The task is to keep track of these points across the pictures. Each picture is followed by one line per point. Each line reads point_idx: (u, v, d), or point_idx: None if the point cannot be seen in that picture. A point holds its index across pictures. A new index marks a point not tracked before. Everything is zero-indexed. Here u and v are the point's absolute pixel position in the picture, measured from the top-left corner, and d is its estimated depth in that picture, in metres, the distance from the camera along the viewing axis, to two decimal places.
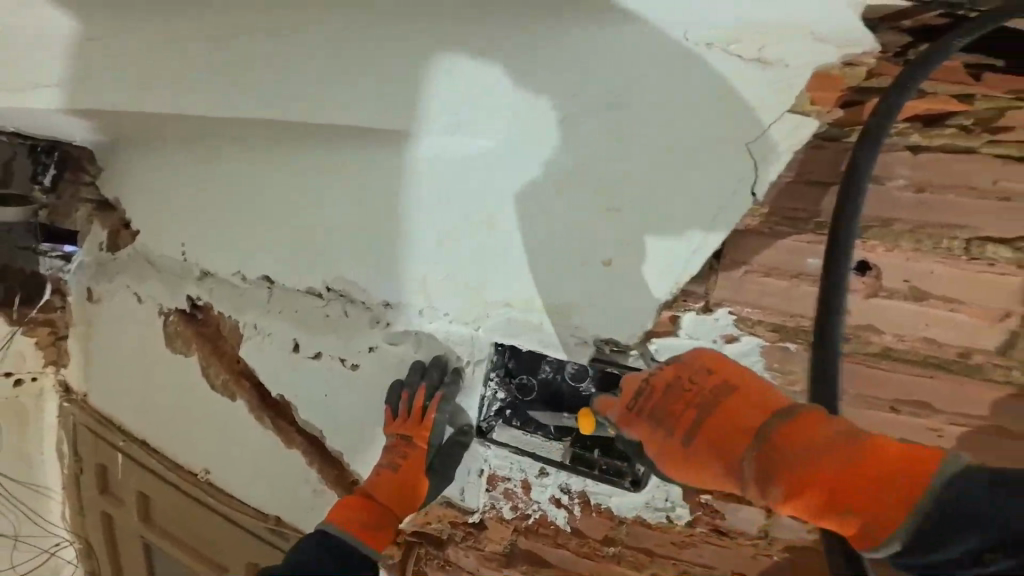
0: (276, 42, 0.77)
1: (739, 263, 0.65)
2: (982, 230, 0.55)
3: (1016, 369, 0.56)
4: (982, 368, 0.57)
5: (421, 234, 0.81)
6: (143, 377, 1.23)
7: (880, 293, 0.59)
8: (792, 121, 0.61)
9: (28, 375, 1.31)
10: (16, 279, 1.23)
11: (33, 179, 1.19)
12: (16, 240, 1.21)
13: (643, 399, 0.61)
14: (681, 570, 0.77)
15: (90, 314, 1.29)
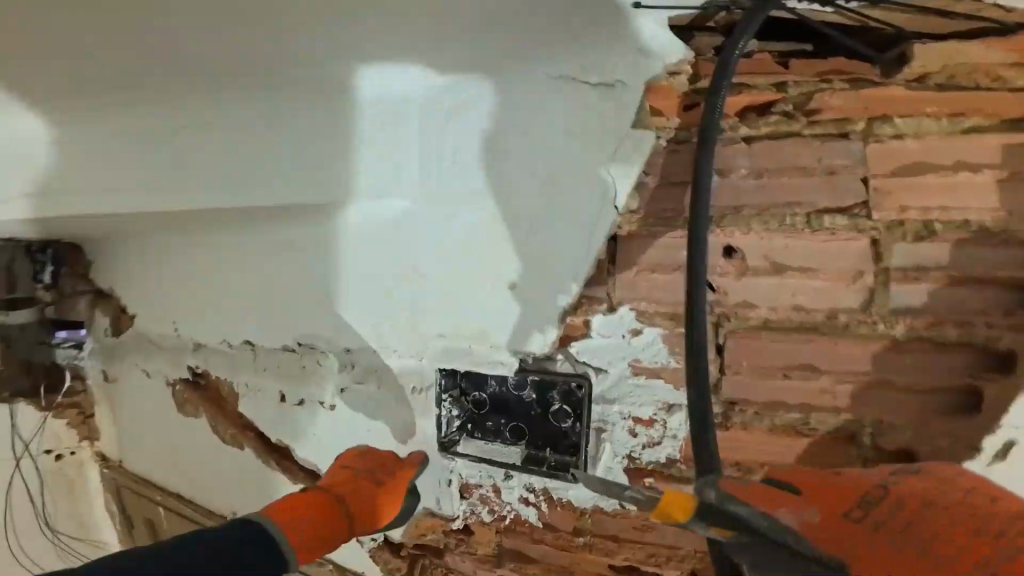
0: None
1: (631, 264, 0.75)
2: (818, 204, 0.65)
3: (880, 323, 0.64)
4: (848, 327, 0.66)
5: (359, 282, 0.90)
6: (164, 440, 1.36)
7: (747, 272, 0.68)
8: (639, 133, 0.70)
9: (66, 449, 1.47)
10: (41, 371, 1.41)
11: (35, 278, 1.35)
12: (33, 336, 1.39)
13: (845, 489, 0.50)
14: (646, 550, 0.85)
15: (109, 392, 1.43)
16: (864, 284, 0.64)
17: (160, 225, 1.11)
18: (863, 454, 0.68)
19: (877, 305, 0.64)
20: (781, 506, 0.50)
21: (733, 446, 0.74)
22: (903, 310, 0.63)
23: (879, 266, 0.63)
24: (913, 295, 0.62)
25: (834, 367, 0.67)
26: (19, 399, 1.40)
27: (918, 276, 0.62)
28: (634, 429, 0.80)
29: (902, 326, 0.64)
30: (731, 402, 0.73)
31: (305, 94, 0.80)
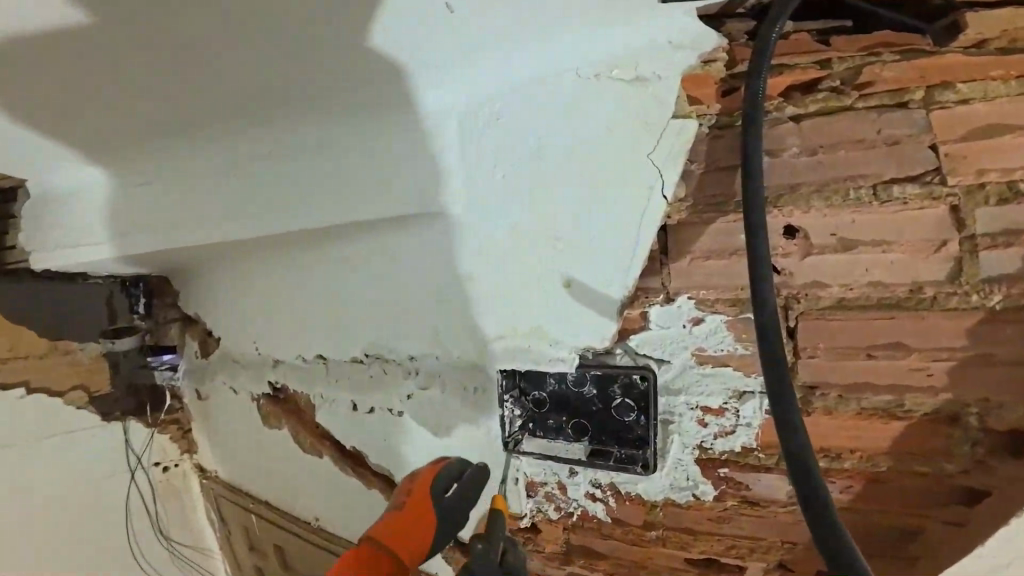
0: (271, 170, 0.95)
1: (684, 253, 0.74)
2: (884, 176, 0.62)
3: (975, 294, 0.61)
4: (936, 300, 0.62)
5: (418, 294, 0.94)
6: (255, 449, 1.51)
7: (813, 251, 0.66)
8: (682, 123, 0.70)
9: (172, 462, 1.65)
10: (146, 393, 1.59)
11: (132, 309, 1.57)
12: (137, 361, 1.58)
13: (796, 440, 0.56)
14: (724, 543, 0.82)
15: (204, 409, 1.60)
16: (947, 253, 0.61)
17: (236, 253, 1.23)
18: (969, 435, 0.64)
19: (966, 275, 0.61)
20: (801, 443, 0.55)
21: (813, 432, 0.71)
22: (995, 278, 0.59)
23: (964, 234, 0.60)
24: (1006, 261, 0.59)
25: (923, 344, 0.64)
26: (130, 417, 1.57)
27: (1007, 241, 0.58)
28: (702, 419, 0.79)
29: (998, 296, 0.60)
30: (810, 386, 0.71)
31: (359, 118, 0.86)
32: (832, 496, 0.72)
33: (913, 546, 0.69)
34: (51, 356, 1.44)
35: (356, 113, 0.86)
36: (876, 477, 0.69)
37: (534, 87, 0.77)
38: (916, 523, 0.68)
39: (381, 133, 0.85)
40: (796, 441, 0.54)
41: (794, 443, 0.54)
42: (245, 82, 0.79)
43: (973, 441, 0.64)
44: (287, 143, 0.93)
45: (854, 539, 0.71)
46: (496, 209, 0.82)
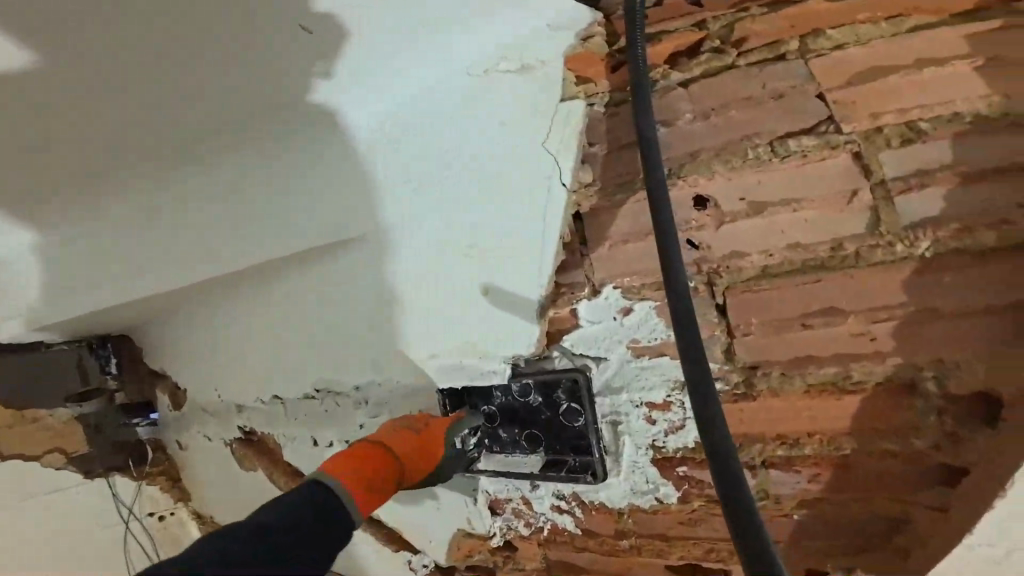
0: (176, 211, 0.88)
1: (604, 241, 0.73)
2: (780, 131, 0.64)
3: (897, 243, 0.59)
4: (858, 256, 0.60)
5: (349, 321, 0.91)
6: (237, 495, 1.46)
7: (726, 219, 0.66)
8: (568, 106, 0.73)
9: (166, 510, 1.57)
10: (130, 448, 1.52)
11: (104, 370, 1.46)
12: (116, 420, 1.48)
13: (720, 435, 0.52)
14: (703, 547, 0.75)
15: (183, 459, 1.55)
16: (862, 203, 0.60)
17: (169, 308, 1.15)
18: (932, 404, 0.59)
19: (885, 225, 0.59)
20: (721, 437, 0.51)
21: (765, 417, 0.66)
22: (916, 224, 0.58)
23: (874, 179, 0.60)
24: (920, 206, 0.58)
25: (858, 306, 0.61)
26: (115, 471, 1.49)
27: (920, 182, 0.58)
28: (650, 416, 0.73)
29: (925, 242, 0.57)
30: (752, 367, 0.66)
31: (269, 143, 0.84)
32: (802, 487, 0.66)
33: (900, 536, 0.63)
34: (19, 425, 1.34)
35: (267, 145, 0.84)
36: (843, 463, 0.64)
37: (433, 94, 0.80)
38: (897, 505, 0.62)
39: (291, 162, 0.84)
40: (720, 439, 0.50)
41: (717, 434, 0.51)
42: (134, 128, 0.76)
43: (937, 411, 0.59)
44: (187, 180, 0.86)
45: (831, 525, 0.66)
46: (411, 219, 0.82)
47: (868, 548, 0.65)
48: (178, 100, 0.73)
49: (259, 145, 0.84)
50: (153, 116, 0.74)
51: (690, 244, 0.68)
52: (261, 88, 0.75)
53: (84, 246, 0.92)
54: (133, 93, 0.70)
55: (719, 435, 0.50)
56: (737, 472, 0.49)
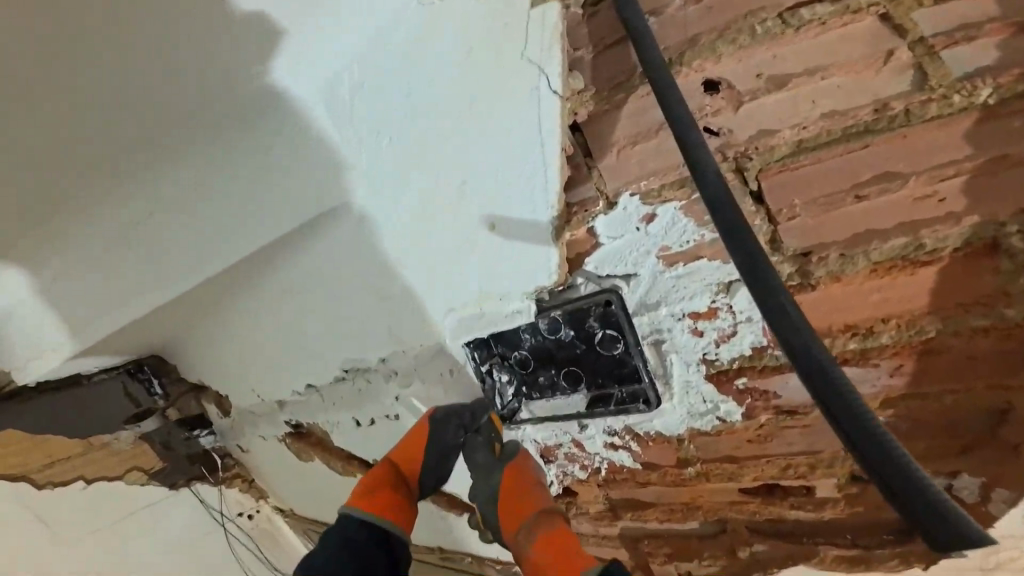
0: (150, 219, 0.82)
1: (608, 148, 0.64)
2: (786, 1, 0.52)
3: (954, 96, 0.48)
4: (909, 113, 0.49)
5: (361, 289, 0.85)
6: (304, 484, 1.52)
7: (745, 99, 0.55)
8: (542, 9, 0.61)
9: (252, 509, 1.71)
10: (201, 456, 1.56)
11: (151, 392, 1.36)
12: (179, 432, 1.48)
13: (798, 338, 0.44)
14: (780, 464, 0.68)
15: (248, 461, 1.59)
16: (900, 63, 0.49)
17: (189, 321, 1.14)
18: (1022, 264, 0.49)
19: (934, 79, 0.48)
20: (801, 340, 0.44)
21: (830, 309, 0.57)
22: (971, 75, 0.47)
23: (911, 39, 0.49)
24: (973, 56, 0.47)
25: (918, 165, 0.50)
26: (194, 480, 1.58)
27: (968, 35, 0.47)
28: (696, 328, 0.65)
29: (987, 89, 0.46)
30: (805, 254, 0.56)
31: (220, 121, 0.74)
32: (885, 383, 0.57)
33: (1010, 429, 0.54)
34: (89, 453, 1.38)
35: (228, 124, 0.74)
36: (928, 347, 0.55)
37: (378, 52, 0.69)
38: (1004, 392, 0.53)
39: (260, 147, 0.76)
40: (806, 338, 0.43)
41: (798, 341, 0.43)
42: (102, 127, 0.70)
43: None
44: (147, 182, 0.79)
45: (929, 420, 0.57)
46: (395, 195, 0.76)
47: (973, 447, 0.56)
48: (128, 80, 0.66)
49: (207, 119, 0.73)
50: (96, 118, 0.69)
51: (708, 133, 0.58)
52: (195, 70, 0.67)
53: (82, 274, 0.86)
54: (85, 93, 0.66)
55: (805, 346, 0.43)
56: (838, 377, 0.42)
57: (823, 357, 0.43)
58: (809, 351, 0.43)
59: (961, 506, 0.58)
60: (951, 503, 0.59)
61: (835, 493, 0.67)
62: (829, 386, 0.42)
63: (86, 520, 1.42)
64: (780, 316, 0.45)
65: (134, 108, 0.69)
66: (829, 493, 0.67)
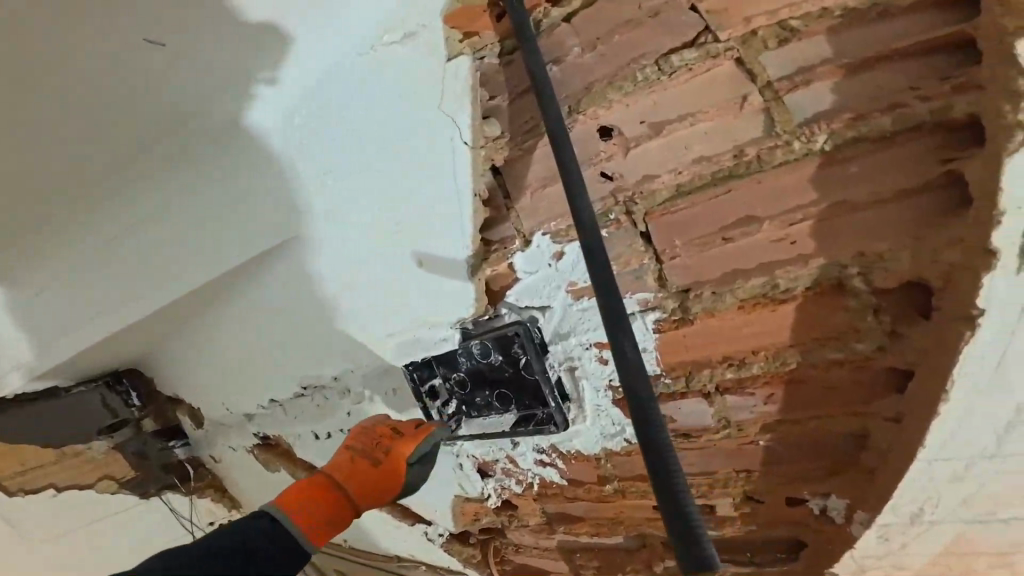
0: (127, 230, 0.86)
1: (522, 188, 0.70)
2: (661, 48, 0.56)
3: (796, 140, 0.53)
4: (761, 159, 0.55)
5: (312, 312, 0.91)
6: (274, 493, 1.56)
7: (631, 145, 0.60)
8: (455, 64, 0.67)
9: (223, 518, 1.72)
10: (177, 466, 1.58)
11: (127, 404, 1.40)
12: (155, 443, 1.51)
13: (638, 379, 0.50)
14: None
15: (221, 469, 1.62)
16: (754, 107, 0.54)
17: (149, 339, 1.17)
18: (864, 302, 0.55)
19: (781, 124, 0.53)
20: (640, 379, 0.50)
21: (708, 340, 0.63)
22: (810, 119, 0.52)
23: (761, 83, 0.53)
24: (812, 97, 0.52)
25: (773, 211, 0.56)
26: (166, 490, 1.59)
27: (806, 79, 0.52)
28: (602, 356, 0.71)
29: (822, 135, 0.52)
30: (686, 290, 0.62)
31: (214, 148, 0.81)
32: (761, 409, 0.63)
33: (868, 454, 0.59)
34: (62, 462, 1.41)
35: (213, 154, 0.81)
36: (791, 376, 0.61)
37: (337, 79, 0.74)
38: (860, 418, 0.59)
39: (227, 175, 0.82)
40: (640, 379, 0.50)
41: (636, 379, 0.50)
42: (100, 137, 0.74)
43: (873, 310, 0.55)
44: (137, 194, 0.84)
45: (802, 442, 0.63)
46: (337, 220, 0.81)
47: (840, 469, 0.62)
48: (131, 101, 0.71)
49: (194, 153, 0.81)
50: (73, 136, 0.72)
51: (604, 177, 0.63)
52: (176, 95, 0.72)
53: (70, 284, 0.89)
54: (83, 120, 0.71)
55: (642, 386, 0.49)
56: (653, 413, 0.49)
57: (650, 400, 0.49)
58: (642, 392, 0.49)
59: (831, 526, 0.64)
60: (825, 523, 0.65)
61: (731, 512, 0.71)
62: (651, 423, 0.48)
63: (68, 523, 1.48)
64: (623, 356, 0.51)
65: (128, 140, 0.76)
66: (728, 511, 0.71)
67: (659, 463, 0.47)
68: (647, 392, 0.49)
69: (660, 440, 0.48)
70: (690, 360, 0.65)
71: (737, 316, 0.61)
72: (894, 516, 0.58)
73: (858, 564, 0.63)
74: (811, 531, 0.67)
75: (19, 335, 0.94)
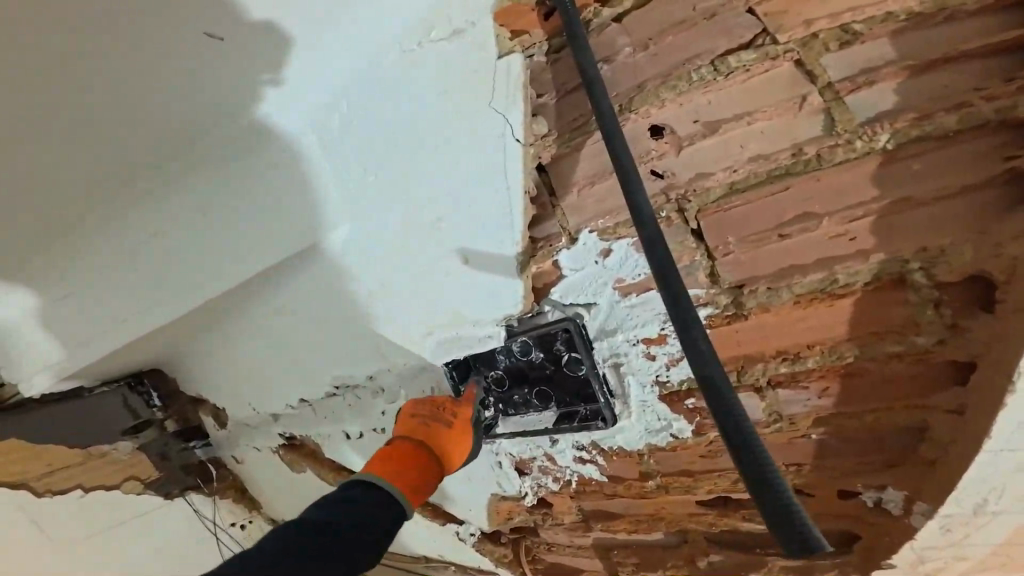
0: (154, 231, 0.83)
1: (569, 188, 0.71)
2: (718, 49, 0.57)
3: (858, 138, 0.53)
4: (821, 157, 0.55)
5: (348, 311, 0.91)
6: (297, 495, 1.56)
7: (684, 144, 0.61)
8: (506, 62, 0.67)
9: (245, 520, 1.73)
10: (197, 467, 1.60)
11: (149, 404, 1.43)
12: (175, 443, 1.54)
13: (709, 366, 0.51)
14: (729, 477, 0.74)
15: (245, 470, 1.63)
16: (813, 107, 0.54)
17: (180, 341, 1.17)
18: (925, 297, 0.55)
19: (842, 123, 0.54)
20: (709, 366, 0.51)
21: (760, 336, 0.63)
22: (872, 118, 0.52)
23: (820, 85, 0.54)
24: (876, 97, 0.52)
25: (831, 208, 0.56)
26: (189, 491, 1.61)
27: (869, 79, 0.52)
28: (649, 352, 0.71)
29: (885, 134, 0.52)
30: (738, 286, 0.63)
31: (246, 146, 0.79)
32: (814, 404, 0.64)
33: (925, 446, 0.59)
34: (89, 462, 1.40)
35: (245, 151, 0.80)
36: (848, 370, 0.61)
37: (370, 79, 0.74)
38: (916, 412, 0.59)
39: (261, 174, 0.80)
40: (712, 371, 0.51)
41: (708, 367, 0.51)
42: (134, 137, 0.72)
43: (933, 305, 0.55)
44: (170, 194, 0.82)
45: (855, 436, 0.63)
46: (379, 217, 0.82)
47: (897, 461, 0.62)
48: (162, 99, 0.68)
49: (227, 153, 0.79)
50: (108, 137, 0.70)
51: (655, 175, 0.63)
52: (200, 94, 0.70)
53: (97, 288, 0.86)
54: (110, 121, 0.68)
55: (713, 373, 0.51)
56: (729, 400, 0.50)
57: (723, 385, 0.51)
58: (715, 378, 0.51)
59: (886, 517, 0.65)
60: (879, 516, 0.65)
61: None
62: (728, 408, 0.50)
63: (82, 529, 1.42)
64: (692, 345, 0.52)
65: (160, 139, 0.74)
66: None
67: (743, 450, 0.49)
68: (720, 376, 0.51)
69: (740, 424, 0.49)
70: (738, 356, 0.65)
71: (792, 311, 0.61)
72: (957, 505, 0.58)
73: (917, 555, 0.64)
74: (863, 524, 0.67)
75: (42, 341, 0.91)
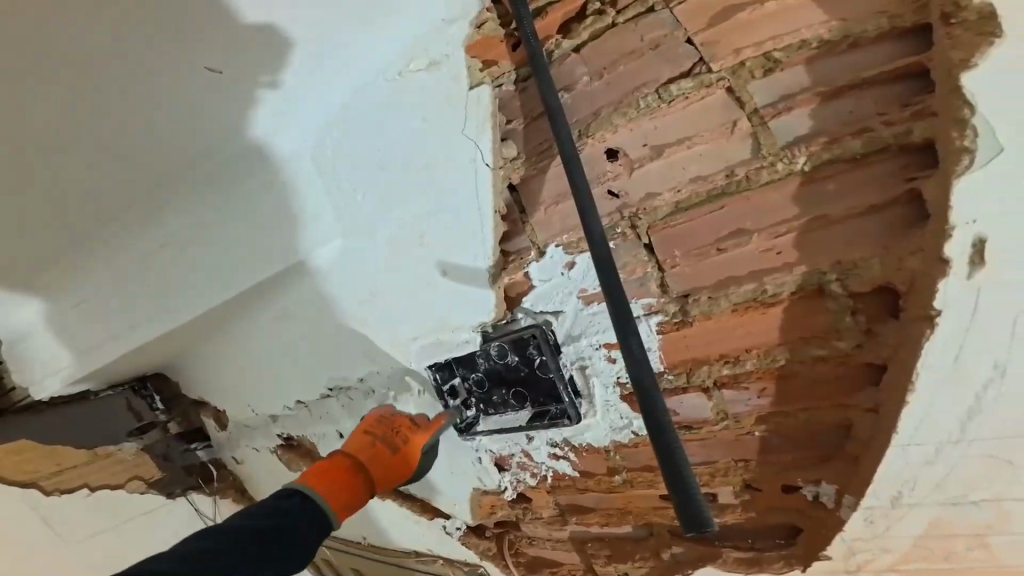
0: (162, 242, 0.91)
1: (537, 204, 0.78)
2: (661, 78, 0.64)
3: (782, 161, 0.60)
4: (750, 179, 0.62)
5: (339, 317, 0.98)
6: None
7: (635, 166, 0.68)
8: (478, 92, 0.75)
9: None
10: (198, 469, 1.65)
11: (152, 407, 1.50)
12: (178, 446, 1.59)
13: (644, 373, 0.59)
14: None
15: (243, 471, 1.69)
16: (743, 131, 0.62)
17: (183, 346, 1.24)
18: (843, 305, 0.62)
19: (767, 147, 0.61)
20: (644, 373, 0.59)
21: (705, 342, 0.70)
22: (793, 142, 0.60)
23: (749, 109, 0.61)
24: (795, 122, 0.59)
25: (761, 224, 0.63)
26: (190, 490, 1.65)
27: (789, 107, 0.59)
28: (610, 356, 0.78)
29: (802, 157, 0.59)
30: (685, 295, 0.69)
31: (246, 166, 0.87)
32: (755, 402, 0.70)
33: (851, 442, 0.66)
34: (96, 462, 1.45)
35: (245, 170, 0.87)
36: (782, 372, 0.68)
37: (357, 105, 0.83)
38: (843, 410, 0.66)
39: (259, 192, 0.88)
40: (645, 376, 0.59)
41: (641, 373, 0.59)
42: (147, 160, 0.80)
43: (851, 311, 0.62)
44: (176, 214, 0.90)
45: (793, 433, 0.70)
46: (367, 231, 0.89)
47: (828, 457, 0.69)
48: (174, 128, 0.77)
49: (229, 174, 0.87)
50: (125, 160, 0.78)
51: (611, 194, 0.71)
52: (217, 118, 0.79)
53: (111, 297, 0.94)
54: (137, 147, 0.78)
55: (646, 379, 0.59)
56: (657, 402, 0.58)
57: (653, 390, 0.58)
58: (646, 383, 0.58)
59: (823, 510, 0.71)
60: (818, 509, 0.72)
61: (732, 500, 0.78)
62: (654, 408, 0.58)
63: (86, 529, 1.48)
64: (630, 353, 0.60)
65: (172, 164, 0.82)
66: (729, 499, 0.79)
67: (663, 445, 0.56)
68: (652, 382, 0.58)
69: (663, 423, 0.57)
70: (690, 358, 0.72)
71: (733, 317, 0.68)
72: (877, 498, 0.65)
73: (849, 547, 0.71)
74: (805, 515, 0.74)
75: (58, 344, 0.98)
